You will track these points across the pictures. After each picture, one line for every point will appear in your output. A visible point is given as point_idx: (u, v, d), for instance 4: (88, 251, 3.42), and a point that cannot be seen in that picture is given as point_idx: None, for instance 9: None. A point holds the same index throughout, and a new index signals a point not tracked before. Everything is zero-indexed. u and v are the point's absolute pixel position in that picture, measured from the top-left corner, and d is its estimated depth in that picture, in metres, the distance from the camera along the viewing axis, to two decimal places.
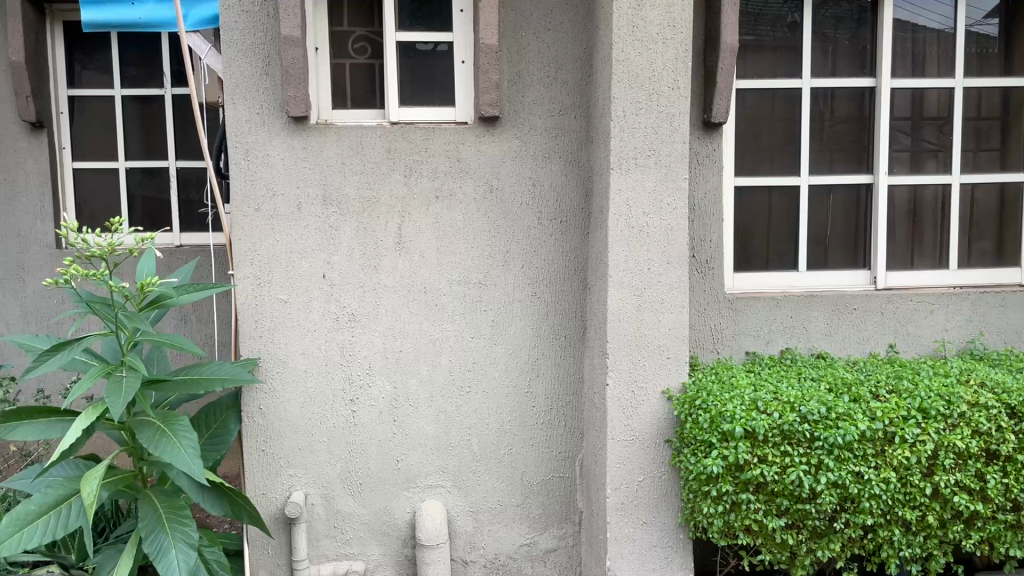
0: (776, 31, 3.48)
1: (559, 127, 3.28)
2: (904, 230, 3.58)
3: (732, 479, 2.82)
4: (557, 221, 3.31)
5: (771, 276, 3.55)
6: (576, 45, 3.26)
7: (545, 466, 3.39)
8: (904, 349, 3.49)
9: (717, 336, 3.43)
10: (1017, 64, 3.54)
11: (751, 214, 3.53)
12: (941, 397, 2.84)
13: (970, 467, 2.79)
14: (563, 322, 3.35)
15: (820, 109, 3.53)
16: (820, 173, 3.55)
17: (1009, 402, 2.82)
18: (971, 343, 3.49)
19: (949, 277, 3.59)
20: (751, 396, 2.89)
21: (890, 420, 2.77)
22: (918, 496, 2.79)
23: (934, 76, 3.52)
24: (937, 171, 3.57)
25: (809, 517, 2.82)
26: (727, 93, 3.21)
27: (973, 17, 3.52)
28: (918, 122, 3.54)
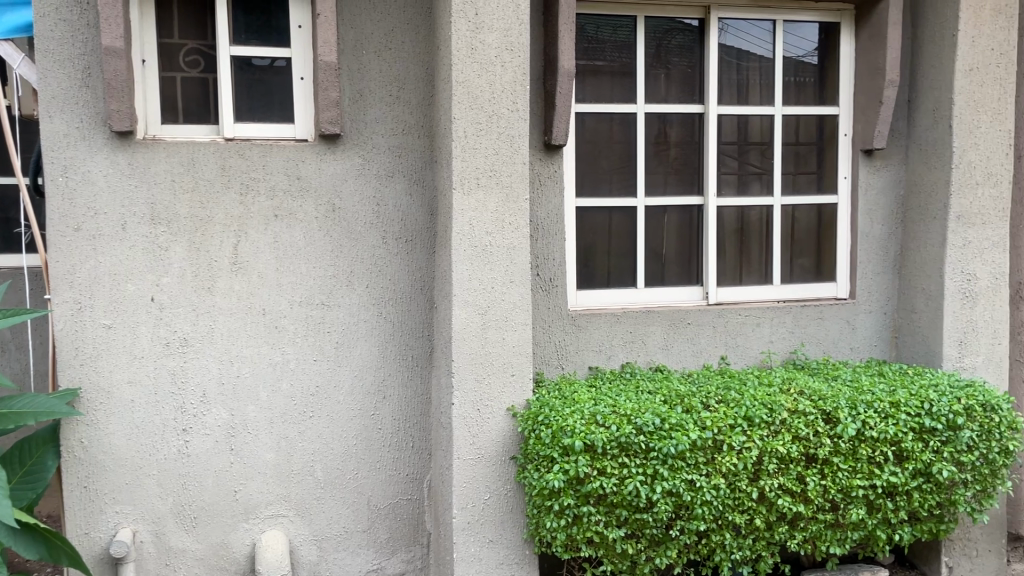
0: (613, 57, 3.61)
1: (402, 145, 3.26)
2: (733, 248, 3.79)
3: (573, 493, 2.88)
4: (402, 241, 3.28)
5: (611, 293, 3.66)
6: (418, 65, 3.26)
7: (392, 489, 3.33)
8: (735, 360, 3.68)
9: (562, 352, 3.49)
10: (830, 94, 3.83)
11: (592, 233, 3.64)
12: (765, 405, 3.02)
13: (791, 471, 2.96)
14: (410, 342, 3.32)
15: (655, 133, 3.69)
16: (656, 194, 3.70)
17: (824, 408, 3.02)
18: (793, 354, 3.73)
19: (774, 292, 3.82)
20: (591, 410, 2.96)
21: (719, 429, 2.91)
22: (745, 500, 2.94)
23: (757, 104, 3.76)
24: (761, 193, 3.80)
25: (646, 525, 2.91)
26: (566, 116, 3.30)
27: (790, 50, 3.79)
28: (743, 147, 3.77)
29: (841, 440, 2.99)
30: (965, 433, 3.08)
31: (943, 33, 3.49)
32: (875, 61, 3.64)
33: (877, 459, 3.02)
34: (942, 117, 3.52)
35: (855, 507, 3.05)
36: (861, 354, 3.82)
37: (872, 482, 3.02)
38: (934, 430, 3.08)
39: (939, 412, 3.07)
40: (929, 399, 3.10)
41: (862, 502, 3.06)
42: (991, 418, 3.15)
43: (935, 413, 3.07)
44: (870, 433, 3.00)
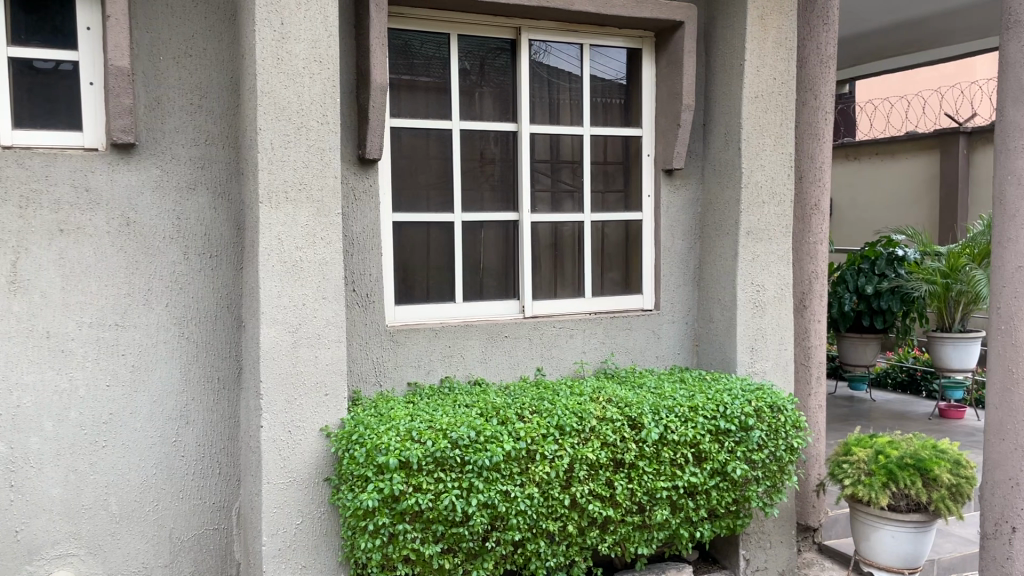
0: (428, 74, 3.63)
1: (205, 157, 3.12)
2: (547, 262, 3.90)
3: (388, 511, 2.83)
4: (206, 257, 3.13)
5: (429, 307, 3.65)
6: (221, 74, 3.13)
7: (196, 520, 3.15)
8: (550, 371, 3.78)
9: (379, 368, 3.44)
10: (634, 116, 4.04)
11: (409, 248, 3.62)
12: (575, 414, 3.12)
13: (600, 476, 3.09)
14: (216, 363, 3.17)
15: (470, 149, 3.73)
16: (473, 210, 3.75)
17: (630, 415, 3.17)
18: (604, 363, 3.88)
19: (585, 305, 3.97)
20: (406, 426, 2.93)
21: (532, 439, 2.98)
22: (558, 507, 3.03)
23: (568, 124, 3.91)
24: (573, 210, 3.94)
25: (463, 539, 2.92)
26: (380, 130, 3.28)
27: (597, 72, 3.96)
28: (556, 165, 3.89)
29: (645, 444, 3.15)
30: (755, 433, 3.33)
31: (732, 63, 3.78)
32: (674, 87, 3.88)
33: (679, 461, 3.21)
34: (732, 140, 3.79)
35: (660, 508, 3.22)
36: (665, 362, 4.03)
37: (675, 483, 3.21)
38: (729, 431, 3.30)
39: (733, 414, 3.30)
40: (724, 403, 3.33)
41: (665, 503, 3.23)
42: (778, 418, 3.42)
43: (729, 416, 3.29)
44: (672, 436, 3.18)
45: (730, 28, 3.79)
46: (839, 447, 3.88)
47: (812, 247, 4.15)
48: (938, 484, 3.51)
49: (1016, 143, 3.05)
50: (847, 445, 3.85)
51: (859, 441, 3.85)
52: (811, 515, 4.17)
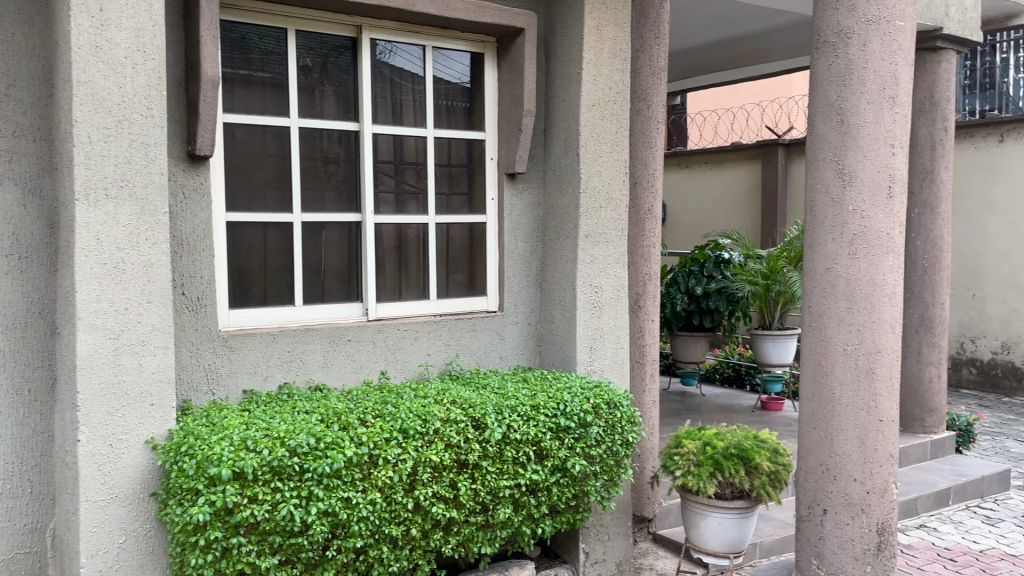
0: (264, 69, 3.50)
1: (12, 150, 2.86)
2: (391, 265, 3.86)
3: (221, 524, 2.70)
4: (14, 259, 2.88)
5: (266, 312, 3.52)
6: (30, 59, 2.88)
7: (4, 544, 2.88)
8: (393, 374, 3.74)
9: (212, 376, 3.28)
10: (477, 120, 4.07)
11: (245, 250, 3.47)
12: (419, 417, 3.11)
13: (444, 478, 3.10)
14: (26, 373, 2.91)
15: (308, 148, 3.63)
16: (312, 210, 3.64)
17: (474, 415, 3.20)
18: (449, 365, 3.89)
19: (429, 307, 3.95)
20: (240, 435, 2.80)
21: (375, 444, 2.94)
22: (401, 511, 3.01)
23: (410, 125, 3.88)
24: (417, 212, 3.92)
25: (302, 549, 2.83)
26: (211, 126, 3.13)
27: (440, 76, 3.97)
28: (399, 166, 3.86)
29: (488, 444, 3.20)
30: (594, 429, 3.45)
31: (570, 71, 3.89)
32: (515, 92, 3.96)
33: (521, 459, 3.28)
34: (571, 146, 3.90)
35: (503, 506, 3.27)
36: (508, 363, 4.08)
37: (517, 481, 3.27)
38: (569, 428, 3.40)
39: (573, 412, 3.40)
40: (563, 400, 3.42)
41: (508, 501, 3.29)
42: (615, 414, 3.55)
43: (569, 413, 3.39)
44: (514, 435, 3.24)
45: (568, 38, 3.90)
46: (671, 440, 4.05)
47: (646, 250, 4.35)
48: (758, 472, 3.76)
49: (824, 155, 3.38)
50: (677, 437, 4.03)
51: (688, 434, 4.03)
52: (646, 506, 4.37)
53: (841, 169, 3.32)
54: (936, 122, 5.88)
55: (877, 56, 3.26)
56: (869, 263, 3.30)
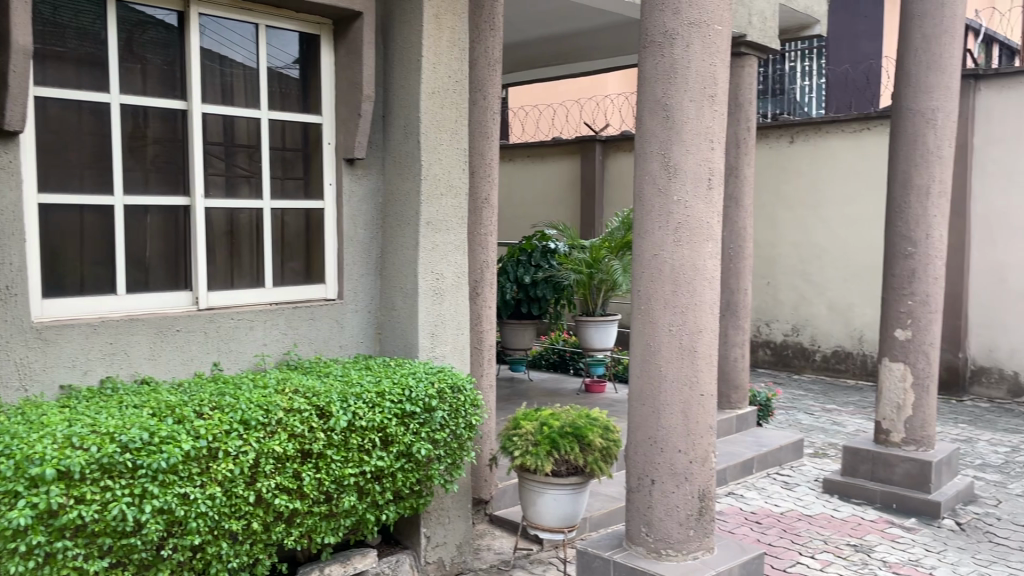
0: (81, 42, 3.26)
1: None
2: (223, 250, 3.70)
3: (45, 529, 2.47)
4: None
5: (84, 301, 3.27)
6: None
7: None
8: (227, 366, 3.59)
9: (24, 371, 3.01)
10: (312, 103, 3.97)
11: (59, 235, 3.20)
12: (260, 407, 3.01)
13: (287, 469, 3.03)
14: None
15: (131, 127, 3.40)
16: (135, 192, 3.42)
17: (318, 404, 3.15)
18: (286, 355, 3.78)
19: (264, 296, 3.82)
20: (64, 432, 2.60)
21: (214, 437, 2.83)
22: (242, 505, 2.91)
23: (242, 106, 3.73)
24: (250, 196, 3.78)
25: (134, 551, 2.66)
26: (23, 100, 2.87)
27: (274, 57, 3.84)
28: (230, 148, 3.70)
29: (333, 433, 3.16)
30: (438, 414, 3.49)
31: (409, 59, 3.90)
32: (354, 77, 3.91)
33: (366, 447, 3.27)
34: (410, 134, 3.91)
35: (347, 495, 3.25)
36: (347, 351, 4.03)
37: (362, 468, 3.26)
38: (414, 414, 3.42)
39: (418, 397, 3.43)
40: (408, 387, 3.44)
41: (353, 489, 3.27)
42: (458, 398, 3.62)
43: (414, 399, 3.41)
44: (359, 423, 3.22)
45: (406, 24, 3.90)
46: (509, 421, 4.16)
47: (483, 238, 4.45)
48: (592, 447, 3.98)
49: (651, 148, 3.61)
50: (515, 419, 4.14)
51: (526, 415, 4.16)
52: (483, 488, 4.49)
53: (667, 162, 3.56)
54: (741, 122, 6.40)
55: (699, 58, 3.53)
56: (691, 250, 3.57)
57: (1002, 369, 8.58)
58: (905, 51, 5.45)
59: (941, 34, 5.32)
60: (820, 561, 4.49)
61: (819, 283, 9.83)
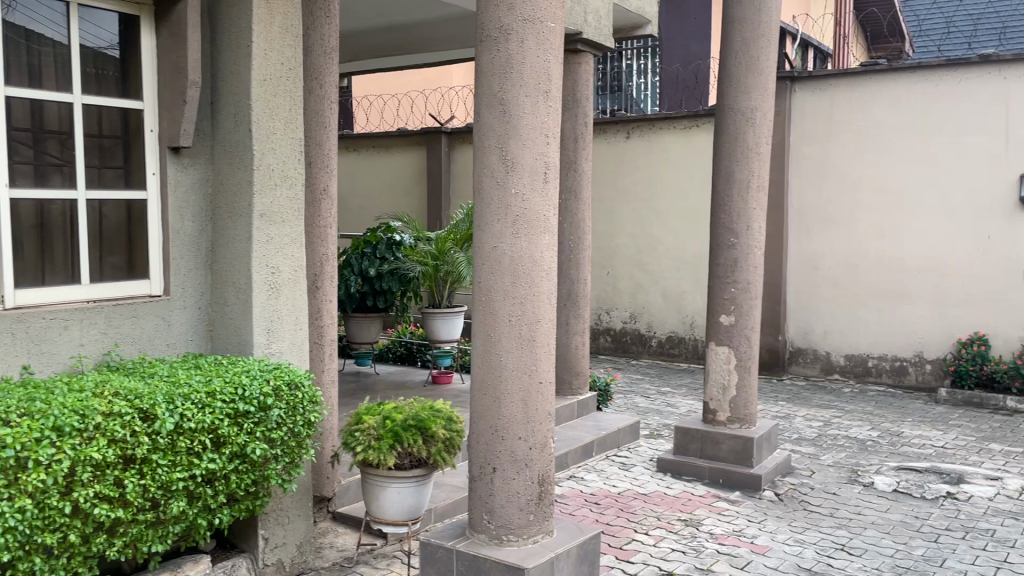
0: None
1: None
2: (32, 245, 3.42)
3: None
4: None
5: None
6: None
7: None
8: (38, 369, 3.32)
9: None
10: (133, 88, 3.73)
11: None
12: (75, 412, 2.82)
13: (108, 476, 2.85)
14: None
15: None
16: None
17: (141, 407, 2.98)
18: (106, 356, 3.53)
19: (80, 293, 3.57)
20: None
21: (22, 446, 2.62)
22: (56, 518, 2.71)
23: (52, 90, 3.46)
24: (62, 187, 3.51)
25: None
26: None
27: (89, 37, 3.58)
28: (39, 135, 3.42)
29: (159, 436, 3.00)
30: (274, 412, 3.38)
31: (238, 44, 3.75)
32: (178, 60, 3.71)
33: (196, 449, 3.12)
34: (241, 122, 3.76)
35: (176, 500, 3.09)
36: (176, 350, 3.83)
37: (192, 472, 3.11)
38: (247, 413, 3.30)
39: (251, 396, 3.31)
40: (241, 385, 3.31)
41: (182, 494, 3.12)
42: (295, 395, 3.52)
43: (247, 397, 3.29)
44: (188, 425, 3.08)
45: (235, 7, 3.75)
46: (351, 417, 4.08)
47: (322, 230, 4.35)
48: (435, 439, 3.98)
49: (489, 141, 3.65)
50: (357, 414, 4.07)
51: (368, 409, 4.09)
52: (325, 485, 4.41)
53: (504, 155, 3.62)
54: (578, 117, 6.59)
55: (533, 53, 3.60)
56: (529, 242, 3.65)
57: (816, 350, 9.33)
58: (727, 53, 5.78)
59: (758, 38, 5.68)
60: (653, 537, 4.72)
61: (655, 272, 10.30)
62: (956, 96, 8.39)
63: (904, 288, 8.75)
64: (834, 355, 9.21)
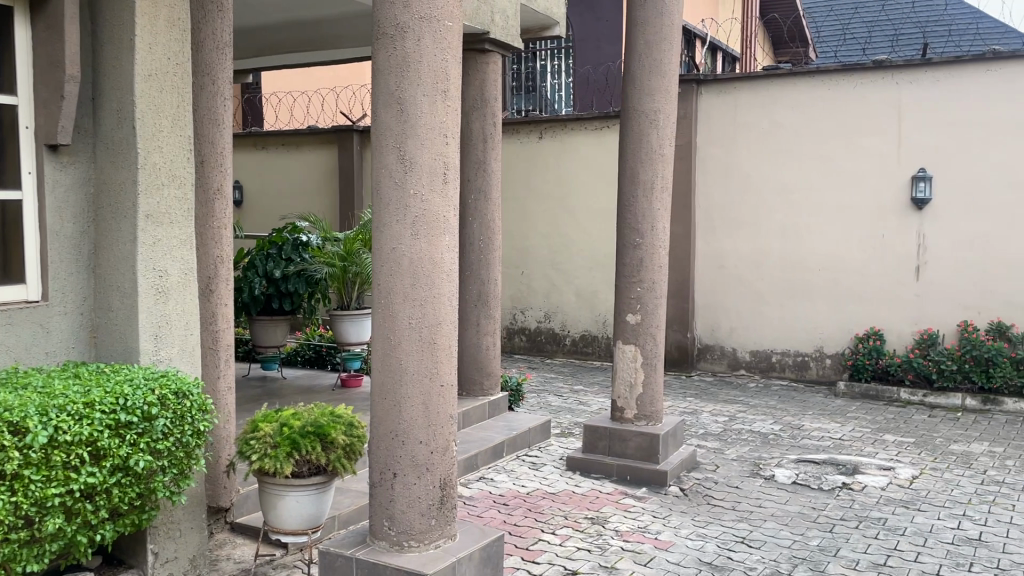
0: None
1: None
2: None
3: None
4: None
5: None
6: None
7: None
8: None
9: None
10: (6, 82, 3.53)
11: None
12: None
13: None
14: None
15: None
16: None
17: (11, 420, 2.81)
18: None
19: None
20: None
21: None
22: None
23: None
24: None
25: None
26: None
27: None
28: None
29: (31, 451, 2.84)
30: (159, 422, 3.24)
31: (121, 37, 3.58)
32: (55, 54, 3.52)
33: (73, 463, 2.97)
34: (125, 119, 3.60)
35: (52, 517, 2.93)
36: (56, 359, 3.62)
37: (68, 487, 2.95)
38: (130, 424, 3.15)
39: (134, 405, 3.16)
40: (123, 394, 3.17)
41: (59, 511, 2.96)
42: (183, 404, 3.38)
43: (130, 407, 3.15)
44: (63, 438, 2.92)
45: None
46: (247, 424, 3.96)
47: (216, 231, 4.20)
48: (334, 445, 3.89)
49: (387, 141, 3.59)
50: (254, 421, 3.95)
51: (265, 416, 3.98)
52: (222, 495, 4.26)
53: (402, 154, 3.56)
54: (486, 117, 6.57)
55: (430, 52, 3.56)
56: (429, 243, 3.60)
57: (723, 346, 9.55)
58: (631, 55, 5.85)
59: (661, 41, 5.77)
60: (559, 536, 4.73)
61: (568, 272, 10.38)
62: (852, 100, 8.72)
63: (806, 285, 9.04)
64: (740, 351, 9.45)
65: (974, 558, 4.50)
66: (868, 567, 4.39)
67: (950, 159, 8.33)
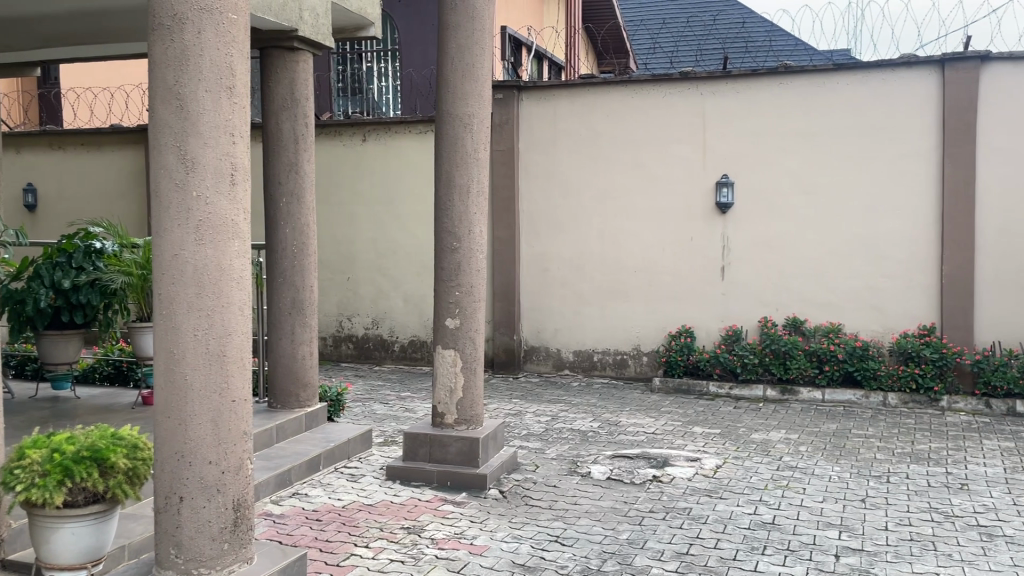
0: None
1: None
2: None
3: None
4: None
5: None
6: None
7: None
8: None
9: None
10: None
11: None
12: None
13: None
14: None
15: None
16: None
17: None
18: None
19: None
20: None
21: None
22: None
23: None
24: None
25: None
26: None
27: None
28: None
29: None
30: None
31: None
32: None
33: None
34: None
35: None
36: None
37: None
38: None
39: None
40: None
41: None
42: None
43: None
44: None
45: None
46: (13, 452, 3.57)
47: None
48: (114, 471, 3.57)
49: (166, 140, 3.34)
50: (20, 448, 3.56)
51: (35, 443, 3.60)
52: None
53: (183, 154, 3.32)
54: (297, 117, 6.33)
55: (212, 46, 3.34)
56: (215, 249, 3.38)
57: (548, 347, 9.73)
58: (443, 58, 5.82)
59: (472, 45, 5.78)
60: (373, 549, 4.60)
61: (395, 277, 10.24)
62: (662, 109, 9.13)
63: (624, 286, 9.38)
64: (564, 352, 9.67)
65: (767, 540, 4.78)
66: (671, 557, 4.56)
67: (751, 166, 8.90)
